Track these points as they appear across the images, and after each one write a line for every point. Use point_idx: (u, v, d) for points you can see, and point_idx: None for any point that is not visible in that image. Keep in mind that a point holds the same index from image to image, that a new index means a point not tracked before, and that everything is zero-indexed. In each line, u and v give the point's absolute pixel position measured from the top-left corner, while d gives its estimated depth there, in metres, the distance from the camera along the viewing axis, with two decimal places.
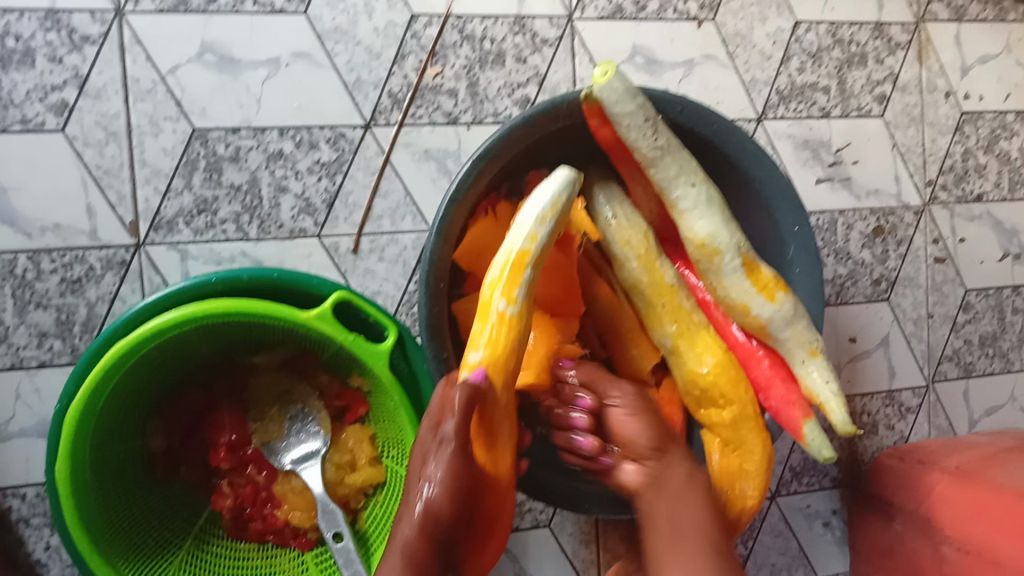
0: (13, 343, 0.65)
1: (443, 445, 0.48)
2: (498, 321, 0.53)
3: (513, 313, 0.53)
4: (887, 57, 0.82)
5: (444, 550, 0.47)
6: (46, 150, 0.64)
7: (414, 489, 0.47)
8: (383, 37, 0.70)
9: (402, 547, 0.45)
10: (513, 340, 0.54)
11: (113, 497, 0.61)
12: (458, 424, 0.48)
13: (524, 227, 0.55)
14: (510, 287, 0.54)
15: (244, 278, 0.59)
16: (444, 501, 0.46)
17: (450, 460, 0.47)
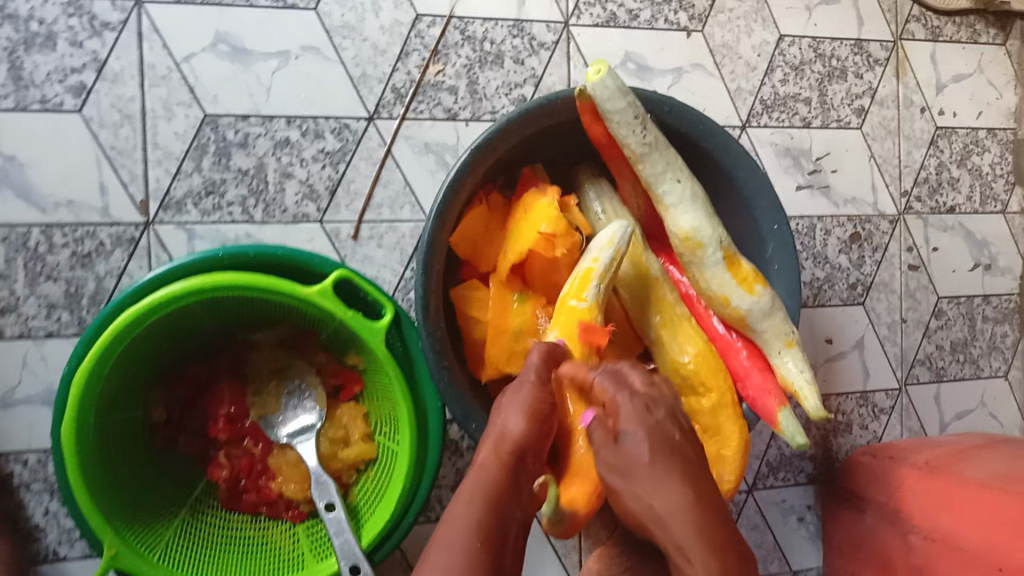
0: (22, 314, 0.67)
1: (521, 385, 0.56)
2: (573, 311, 0.62)
3: (584, 308, 0.61)
4: (865, 72, 0.87)
5: (522, 477, 0.51)
6: (64, 129, 0.68)
7: (496, 423, 0.54)
8: (389, 35, 0.74)
9: (481, 460, 0.51)
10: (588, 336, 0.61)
11: (114, 465, 0.62)
12: (535, 371, 0.56)
13: (591, 251, 0.63)
14: (581, 289, 0.62)
15: (250, 254, 0.62)
16: (519, 427, 0.53)
17: (526, 394, 0.55)
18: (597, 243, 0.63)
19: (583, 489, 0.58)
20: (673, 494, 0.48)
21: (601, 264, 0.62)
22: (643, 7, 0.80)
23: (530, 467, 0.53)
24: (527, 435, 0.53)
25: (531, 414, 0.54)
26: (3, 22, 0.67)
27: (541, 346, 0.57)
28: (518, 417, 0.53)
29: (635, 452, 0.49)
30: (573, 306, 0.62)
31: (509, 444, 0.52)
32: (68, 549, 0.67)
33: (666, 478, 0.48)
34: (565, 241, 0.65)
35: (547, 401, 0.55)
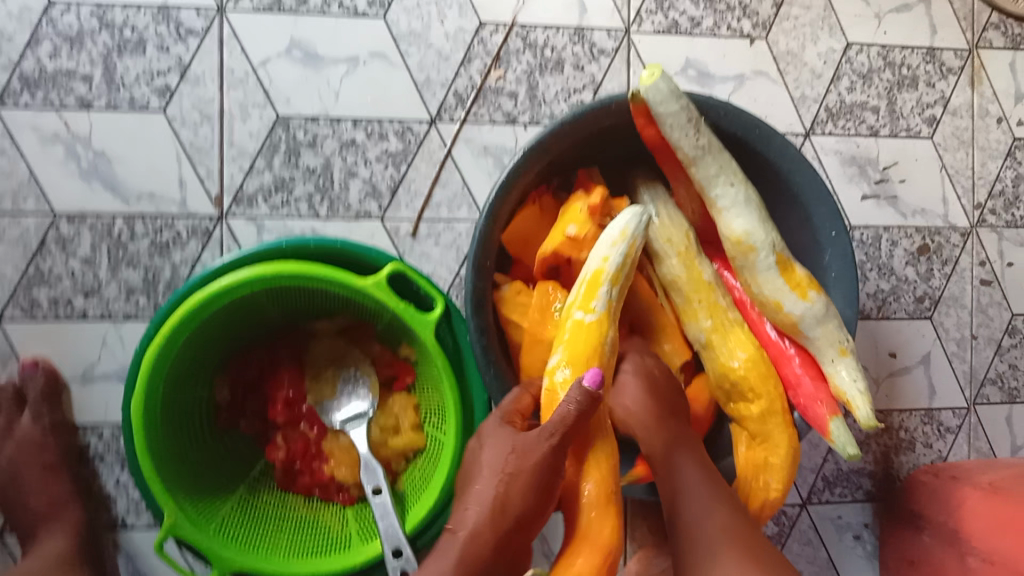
0: (104, 297, 0.72)
1: (539, 438, 0.55)
2: (578, 326, 0.59)
3: (591, 319, 0.59)
4: (938, 81, 0.84)
5: (516, 540, 0.55)
6: (148, 127, 0.72)
7: (492, 478, 0.55)
8: (453, 42, 0.76)
9: (474, 527, 0.54)
10: (600, 345, 0.59)
11: (179, 442, 0.66)
12: (558, 425, 0.54)
13: (600, 250, 0.61)
14: (587, 299, 0.60)
15: (311, 246, 0.66)
16: (520, 499, 0.54)
17: (539, 457, 0.54)
18: (606, 241, 0.61)
19: (587, 560, 0.55)
20: (655, 409, 0.59)
21: (611, 263, 0.60)
22: (705, 15, 0.80)
23: (527, 527, 0.55)
24: (527, 500, 0.54)
25: (533, 484, 0.54)
26: (101, 29, 0.72)
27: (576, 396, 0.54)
28: (522, 487, 0.54)
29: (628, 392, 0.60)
30: (580, 318, 0.60)
31: (504, 506, 0.54)
32: (135, 519, 0.71)
33: (649, 413, 0.59)
34: (592, 244, 0.65)
35: (559, 462, 0.55)
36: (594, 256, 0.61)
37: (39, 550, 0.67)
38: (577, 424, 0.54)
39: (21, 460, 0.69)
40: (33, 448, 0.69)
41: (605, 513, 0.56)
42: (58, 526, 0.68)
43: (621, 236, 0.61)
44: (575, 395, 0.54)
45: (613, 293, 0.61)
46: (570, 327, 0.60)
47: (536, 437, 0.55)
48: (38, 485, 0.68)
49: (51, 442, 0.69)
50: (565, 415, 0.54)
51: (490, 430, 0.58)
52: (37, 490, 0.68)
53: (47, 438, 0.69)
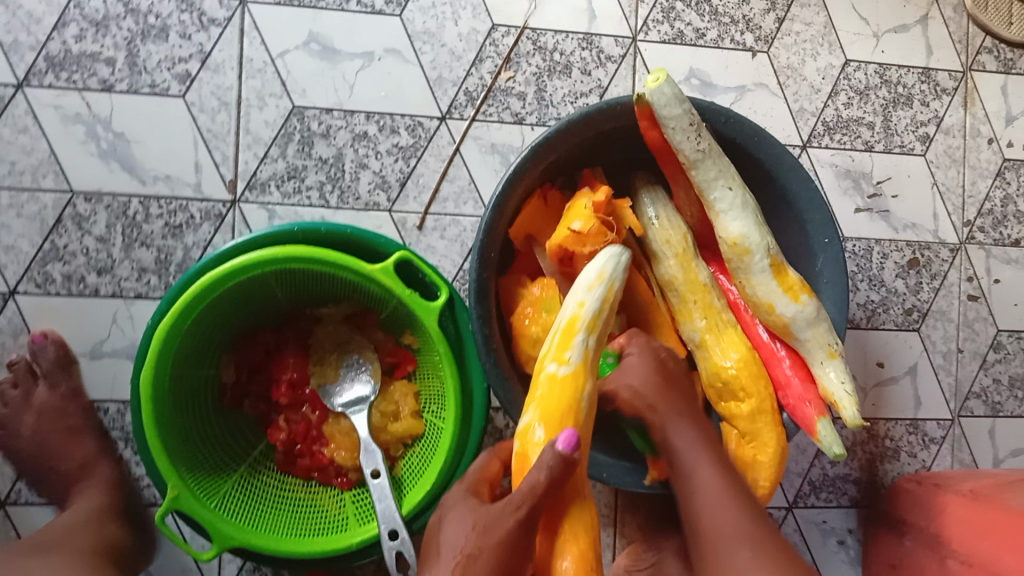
0: (116, 274, 0.74)
1: (505, 512, 0.51)
2: (551, 378, 0.58)
3: (565, 371, 0.58)
4: (932, 101, 0.87)
5: None
6: (168, 111, 0.75)
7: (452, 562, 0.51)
8: (466, 42, 0.79)
9: None
10: (575, 397, 0.58)
11: (184, 417, 0.68)
12: (526, 492, 0.50)
13: (576, 296, 0.60)
14: (562, 350, 0.59)
15: (323, 231, 0.68)
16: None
17: (501, 531, 0.50)
18: (581, 286, 0.60)
19: None
20: (670, 395, 0.61)
21: (586, 310, 0.60)
22: (710, 27, 0.83)
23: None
24: None
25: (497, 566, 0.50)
26: (126, 15, 0.75)
27: (547, 462, 0.50)
28: (485, 568, 0.50)
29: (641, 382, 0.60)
30: (554, 370, 0.59)
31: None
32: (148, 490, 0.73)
33: (664, 396, 0.60)
34: (595, 239, 0.67)
35: (524, 541, 0.50)
36: (569, 303, 0.60)
37: (75, 506, 0.68)
38: (546, 494, 0.50)
39: (44, 427, 0.71)
40: (52, 415, 0.71)
41: None
42: (90, 485, 0.70)
43: (598, 281, 0.61)
44: (545, 460, 0.50)
45: (589, 342, 0.60)
46: (543, 381, 0.59)
47: (502, 512, 0.51)
48: (62, 447, 0.70)
49: (71, 408, 0.71)
50: (534, 485, 0.50)
51: (456, 516, 0.54)
52: (64, 451, 0.70)
53: (67, 403, 0.71)
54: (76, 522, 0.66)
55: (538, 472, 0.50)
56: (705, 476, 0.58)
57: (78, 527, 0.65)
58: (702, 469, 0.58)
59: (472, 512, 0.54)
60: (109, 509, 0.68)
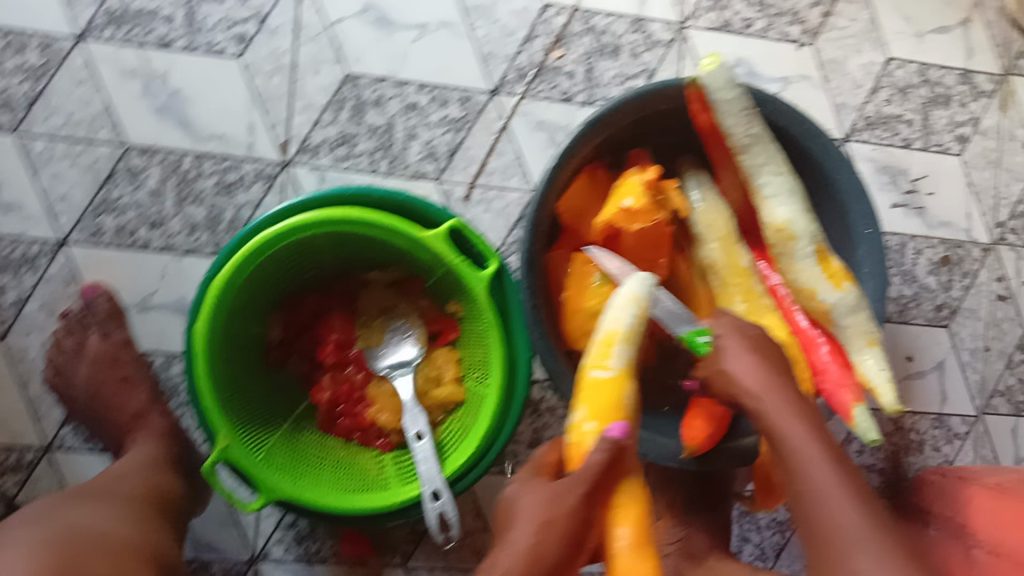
0: (167, 229, 0.74)
1: (570, 485, 0.53)
2: (598, 382, 0.57)
3: (613, 373, 0.57)
4: (970, 102, 0.89)
5: None
6: (225, 71, 0.75)
7: (521, 528, 0.53)
8: (518, 19, 0.80)
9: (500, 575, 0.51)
10: (620, 398, 0.57)
11: (230, 374, 0.68)
12: (587, 472, 0.52)
13: (613, 312, 0.60)
14: (605, 357, 0.58)
15: (378, 196, 0.69)
16: (549, 545, 0.52)
17: (568, 502, 0.52)
18: (618, 302, 0.60)
19: None
20: (767, 379, 0.56)
21: (626, 323, 0.59)
22: (757, 17, 0.84)
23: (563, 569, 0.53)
24: (560, 551, 0.52)
25: (566, 534, 0.52)
26: None
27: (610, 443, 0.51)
28: (558, 533, 0.52)
29: (739, 359, 0.57)
30: (598, 375, 0.58)
31: (540, 557, 0.51)
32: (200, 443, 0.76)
33: (760, 379, 0.57)
34: (645, 217, 0.70)
35: (589, 511, 0.53)
36: (608, 317, 0.60)
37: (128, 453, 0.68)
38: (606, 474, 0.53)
39: (98, 377, 0.71)
40: (107, 361, 0.71)
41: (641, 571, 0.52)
42: (143, 435, 0.69)
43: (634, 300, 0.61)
44: (601, 444, 0.53)
45: (629, 352, 0.59)
46: (589, 385, 0.57)
47: (568, 483, 0.53)
48: (114, 397, 0.70)
49: (123, 356, 0.72)
50: (596, 464, 0.52)
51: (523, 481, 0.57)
52: (118, 401, 0.70)
53: (120, 352, 0.72)
54: (129, 470, 0.65)
55: (597, 454, 0.53)
56: (816, 460, 0.53)
57: (134, 476, 0.64)
58: (815, 454, 0.53)
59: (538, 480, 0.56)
60: (162, 461, 0.68)
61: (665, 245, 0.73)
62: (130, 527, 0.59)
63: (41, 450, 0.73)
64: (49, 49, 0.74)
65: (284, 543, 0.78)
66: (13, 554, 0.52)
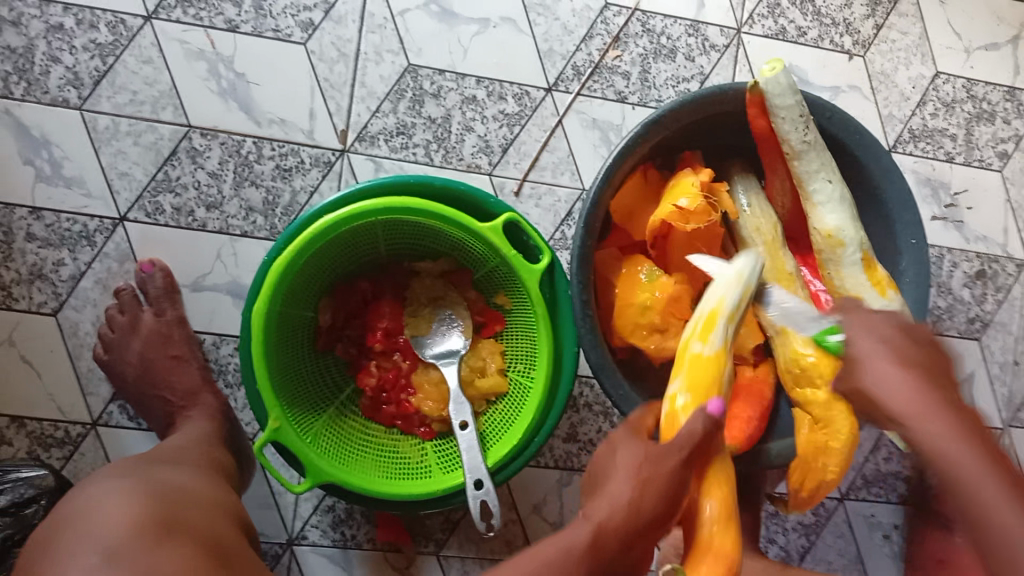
0: (224, 211, 0.76)
1: (670, 450, 0.54)
2: (698, 357, 0.61)
3: (714, 351, 0.61)
4: (1013, 120, 0.90)
5: (632, 554, 0.51)
6: (289, 57, 0.77)
7: (614, 482, 0.53)
8: (578, 18, 0.81)
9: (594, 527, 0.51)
10: (718, 375, 0.61)
11: (282, 354, 0.70)
12: (692, 438, 0.55)
13: (717, 288, 0.63)
14: (708, 334, 0.62)
15: (436, 185, 0.70)
16: (647, 503, 0.52)
17: (669, 465, 0.53)
18: (725, 279, 0.63)
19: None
20: (927, 391, 0.49)
21: (730, 301, 0.62)
22: (811, 26, 0.86)
23: (657, 531, 0.53)
24: (659, 509, 0.52)
25: (666, 493, 0.52)
26: None
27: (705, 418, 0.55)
28: (657, 493, 0.52)
29: (889, 375, 0.50)
30: (699, 349, 0.62)
31: (637, 513, 0.51)
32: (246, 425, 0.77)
33: (917, 390, 0.49)
34: (699, 218, 0.71)
35: (685, 475, 0.54)
36: (713, 292, 0.63)
37: (185, 427, 0.69)
38: (704, 442, 0.55)
39: (150, 354, 0.72)
40: (161, 338, 0.73)
41: (729, 530, 0.56)
42: (197, 411, 0.71)
43: (739, 276, 0.63)
44: (702, 416, 0.56)
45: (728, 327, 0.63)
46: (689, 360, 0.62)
47: (668, 448, 0.54)
48: (169, 372, 0.72)
49: (176, 334, 0.73)
50: (695, 431, 0.55)
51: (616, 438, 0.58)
52: (171, 378, 0.72)
53: (173, 329, 0.73)
54: (190, 442, 0.67)
55: (696, 422, 0.56)
56: (992, 492, 0.46)
57: (194, 446, 0.66)
58: (987, 482, 0.46)
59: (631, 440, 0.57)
60: (215, 436, 0.69)
61: (716, 245, 0.75)
62: (211, 486, 0.61)
63: (87, 425, 0.75)
64: (118, 27, 0.75)
65: (321, 527, 0.80)
66: (114, 495, 0.54)
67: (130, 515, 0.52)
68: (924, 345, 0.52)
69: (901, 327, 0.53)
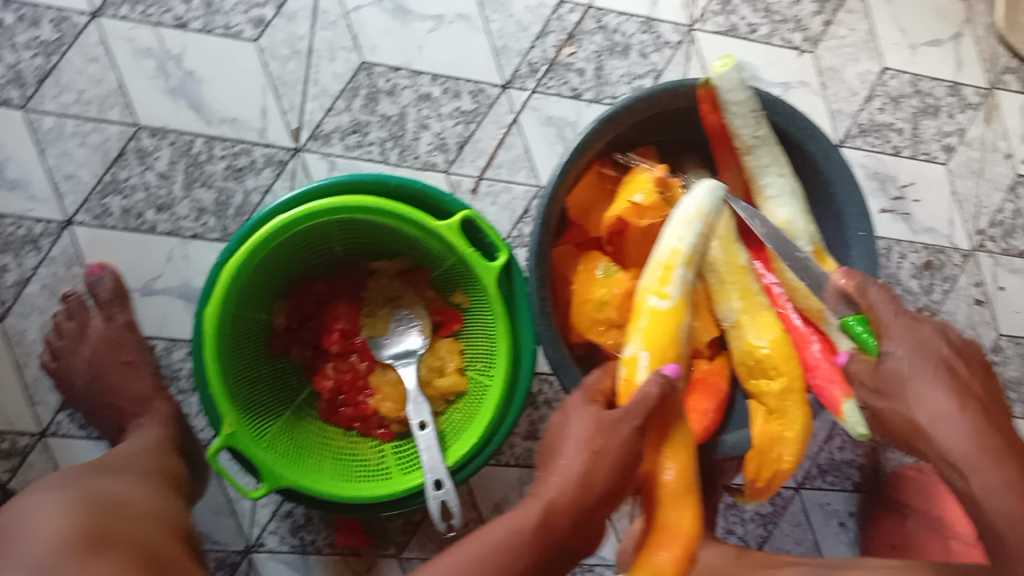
0: (174, 213, 0.74)
1: (625, 421, 0.54)
2: (654, 314, 0.66)
3: (669, 305, 0.65)
4: (958, 114, 0.92)
5: (585, 528, 0.52)
6: (240, 54, 0.76)
7: (563, 454, 0.54)
8: (533, 14, 0.81)
9: (547, 504, 0.51)
10: (676, 329, 0.66)
11: (235, 358, 0.69)
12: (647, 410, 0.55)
13: (675, 232, 0.67)
14: (663, 286, 0.66)
15: (392, 184, 0.69)
16: (599, 479, 0.52)
17: (622, 437, 0.54)
18: (680, 223, 0.67)
19: (671, 552, 0.57)
20: (955, 411, 0.54)
21: (685, 245, 0.66)
22: (761, 24, 0.87)
23: (605, 509, 0.53)
24: (610, 484, 0.52)
25: (618, 467, 0.53)
26: None
27: (659, 380, 0.56)
28: (606, 466, 0.53)
29: (936, 405, 0.54)
30: (656, 302, 0.66)
31: (589, 488, 0.52)
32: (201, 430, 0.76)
33: (954, 409, 0.54)
34: (654, 213, 0.73)
35: (639, 447, 0.54)
36: (669, 238, 0.67)
37: (135, 435, 0.68)
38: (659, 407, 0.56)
39: (99, 360, 0.71)
40: (111, 345, 0.71)
41: (687, 502, 0.58)
42: (149, 419, 0.69)
43: (695, 216, 0.67)
44: (658, 379, 0.57)
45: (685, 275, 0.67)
46: (647, 317, 0.66)
47: (622, 418, 0.54)
48: (121, 380, 0.70)
49: (126, 340, 0.72)
50: (652, 396, 0.56)
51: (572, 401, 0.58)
52: (122, 385, 0.70)
53: (123, 336, 0.72)
54: (137, 450, 0.65)
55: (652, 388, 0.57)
56: (999, 493, 0.52)
57: (142, 454, 0.65)
58: (995, 486, 0.52)
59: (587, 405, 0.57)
60: (167, 443, 0.68)
61: None
62: (151, 495, 0.60)
63: (35, 435, 0.73)
64: (62, 25, 0.73)
65: (279, 533, 0.79)
66: (54, 511, 0.53)
67: (62, 534, 0.51)
68: (971, 372, 0.57)
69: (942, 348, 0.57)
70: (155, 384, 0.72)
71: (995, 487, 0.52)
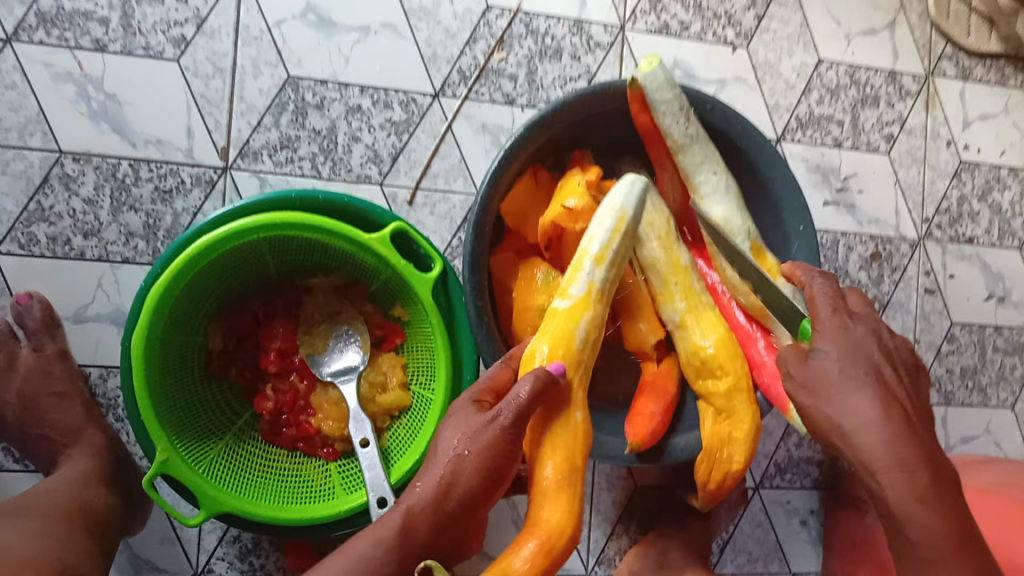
0: (102, 237, 0.73)
1: (489, 422, 0.55)
2: (553, 314, 0.62)
3: (565, 306, 0.62)
4: (897, 103, 0.92)
5: (448, 526, 0.56)
6: (162, 74, 0.75)
7: (439, 457, 0.56)
8: (460, 21, 0.80)
9: (409, 505, 0.55)
10: (571, 327, 0.61)
11: (168, 384, 0.68)
12: (519, 409, 0.55)
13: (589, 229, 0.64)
14: (567, 285, 0.63)
15: (319, 199, 0.67)
16: (464, 479, 0.55)
17: (490, 437, 0.55)
18: (597, 222, 0.64)
19: (534, 556, 0.55)
20: (866, 403, 0.52)
21: (594, 243, 0.64)
22: (694, 21, 0.86)
23: (473, 509, 0.56)
24: (474, 484, 0.55)
25: (482, 468, 0.54)
26: None
27: (530, 380, 0.55)
28: (469, 470, 0.54)
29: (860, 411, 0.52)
30: (557, 304, 0.63)
31: (451, 490, 0.55)
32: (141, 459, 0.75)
33: (877, 406, 0.52)
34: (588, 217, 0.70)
35: (512, 445, 0.55)
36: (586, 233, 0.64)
37: (65, 469, 0.66)
38: (533, 404, 0.55)
39: (31, 392, 0.69)
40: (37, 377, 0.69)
41: (559, 501, 0.57)
42: (80, 449, 0.68)
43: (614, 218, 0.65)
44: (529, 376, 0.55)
45: (596, 273, 0.63)
46: (551, 317, 0.62)
47: (489, 421, 0.55)
48: (49, 411, 0.68)
49: (57, 370, 0.69)
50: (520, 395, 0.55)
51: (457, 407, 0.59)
52: (51, 416, 0.68)
53: (53, 365, 0.69)
54: (61, 487, 0.64)
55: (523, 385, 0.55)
56: (898, 485, 0.50)
57: (65, 492, 0.63)
58: (889, 478, 0.50)
59: (472, 407, 0.59)
60: (98, 474, 0.66)
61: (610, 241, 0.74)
62: (50, 546, 0.57)
63: None
64: None
65: (227, 559, 0.77)
66: None
67: None
68: (901, 382, 0.55)
69: (861, 351, 0.55)
70: (88, 413, 0.70)
71: (910, 502, 0.50)
